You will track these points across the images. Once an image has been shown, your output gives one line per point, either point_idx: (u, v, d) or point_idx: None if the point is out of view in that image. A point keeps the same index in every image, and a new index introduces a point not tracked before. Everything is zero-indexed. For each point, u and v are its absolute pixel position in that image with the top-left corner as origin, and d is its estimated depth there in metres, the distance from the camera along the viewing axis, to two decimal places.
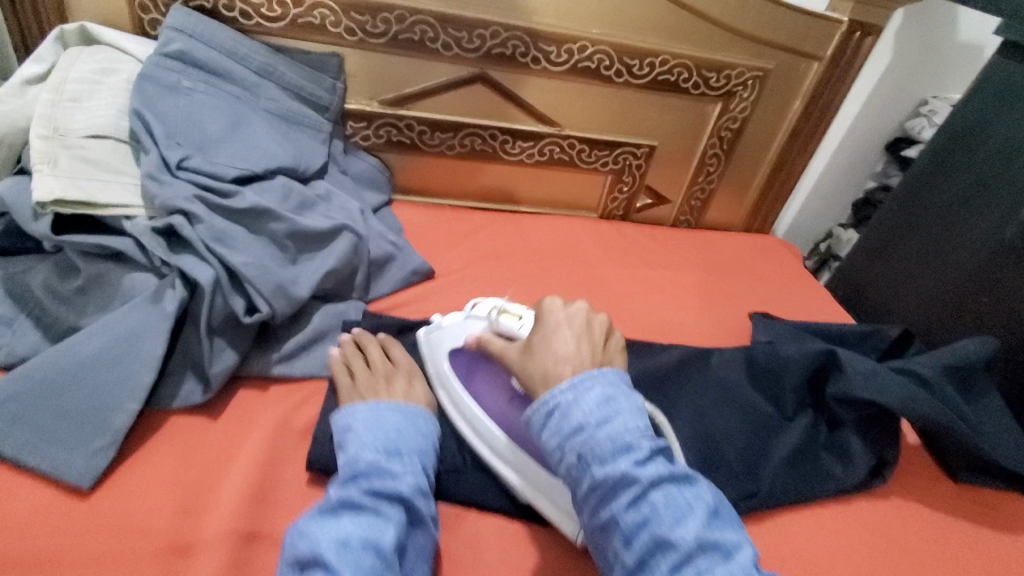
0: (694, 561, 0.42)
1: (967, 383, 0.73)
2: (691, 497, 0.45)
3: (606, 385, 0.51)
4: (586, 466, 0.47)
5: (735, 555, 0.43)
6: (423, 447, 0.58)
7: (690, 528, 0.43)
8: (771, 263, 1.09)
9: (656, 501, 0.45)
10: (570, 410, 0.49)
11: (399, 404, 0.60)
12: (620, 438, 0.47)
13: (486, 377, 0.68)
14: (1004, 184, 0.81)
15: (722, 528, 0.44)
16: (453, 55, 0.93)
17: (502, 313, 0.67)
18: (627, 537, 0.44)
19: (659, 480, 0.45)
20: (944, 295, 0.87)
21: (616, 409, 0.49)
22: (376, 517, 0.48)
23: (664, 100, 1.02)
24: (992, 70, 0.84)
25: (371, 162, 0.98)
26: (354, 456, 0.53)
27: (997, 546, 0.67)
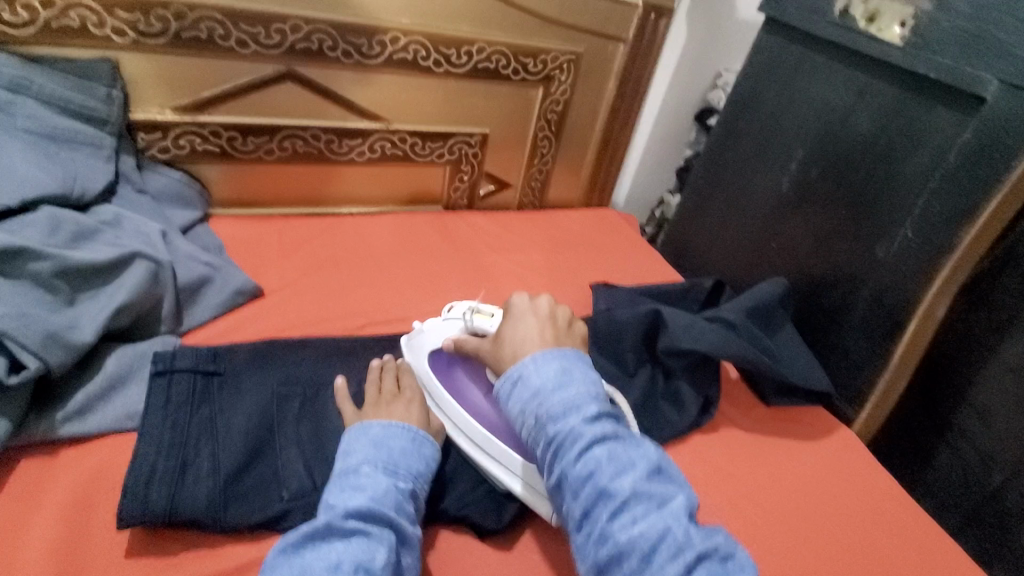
0: (630, 509, 0.47)
1: (768, 318, 0.83)
2: (632, 454, 0.50)
3: (566, 360, 0.56)
4: (542, 426, 0.52)
5: (667, 504, 0.48)
6: (423, 470, 0.57)
7: (629, 479, 0.48)
8: (610, 234, 1.17)
9: (599, 455, 0.49)
10: (530, 378, 0.55)
11: (411, 429, 0.60)
12: (571, 401, 0.53)
13: (465, 372, 0.69)
14: (776, 144, 0.94)
15: (658, 482, 0.49)
16: (252, 53, 0.85)
17: (475, 313, 0.70)
18: (575, 489, 0.49)
19: (605, 439, 0.50)
20: (746, 246, 0.99)
21: (572, 377, 0.55)
22: (365, 539, 0.47)
23: (488, 88, 1.03)
24: (761, 45, 0.96)
25: (176, 176, 0.88)
26: (355, 475, 0.53)
27: (803, 455, 0.77)
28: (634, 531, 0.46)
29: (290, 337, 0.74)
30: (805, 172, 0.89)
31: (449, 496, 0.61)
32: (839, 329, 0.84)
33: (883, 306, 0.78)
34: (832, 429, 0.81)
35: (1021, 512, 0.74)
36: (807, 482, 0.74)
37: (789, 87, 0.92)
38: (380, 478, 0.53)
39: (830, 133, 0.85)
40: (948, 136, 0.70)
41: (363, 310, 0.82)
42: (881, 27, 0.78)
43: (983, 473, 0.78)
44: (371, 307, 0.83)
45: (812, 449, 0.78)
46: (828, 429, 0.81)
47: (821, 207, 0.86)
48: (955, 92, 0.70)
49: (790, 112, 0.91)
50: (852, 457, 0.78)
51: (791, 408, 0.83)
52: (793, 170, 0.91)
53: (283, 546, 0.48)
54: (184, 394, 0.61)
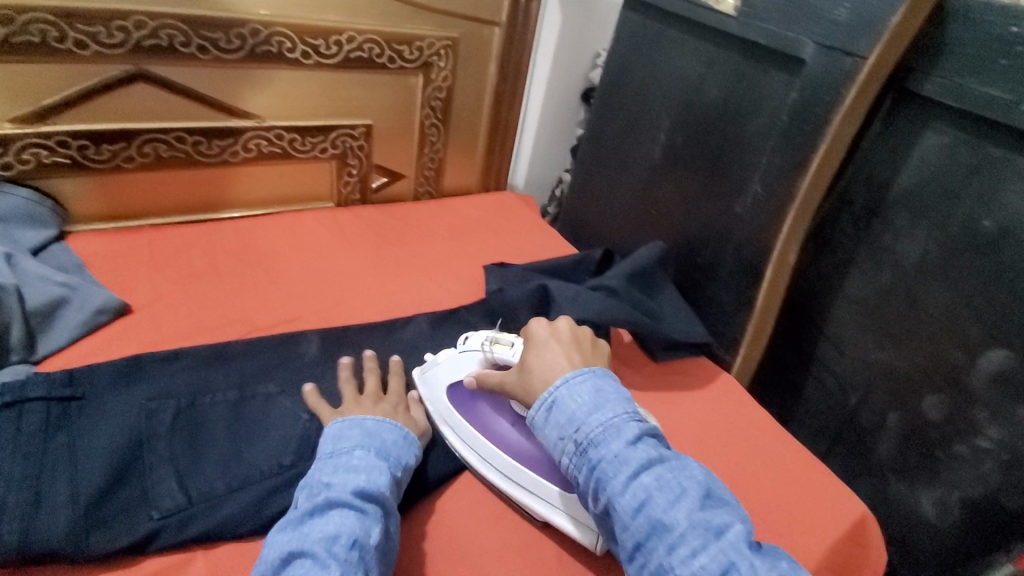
0: (688, 541, 0.48)
1: (648, 281, 0.88)
2: (681, 479, 0.51)
3: (594, 381, 0.58)
4: (583, 452, 0.54)
5: (724, 533, 0.48)
6: (409, 461, 0.59)
7: (683, 509, 0.49)
8: (508, 217, 1.19)
9: (648, 483, 0.51)
10: (565, 404, 0.57)
11: (401, 427, 0.62)
12: (611, 426, 0.54)
13: (488, 406, 0.69)
14: (647, 116, 0.99)
15: (713, 509, 0.50)
16: (94, 53, 0.79)
17: (494, 343, 0.68)
18: (626, 519, 0.50)
19: (652, 465, 0.52)
20: (631, 215, 1.04)
21: (606, 398, 0.57)
22: (362, 518, 0.50)
23: (365, 78, 1.01)
24: (624, 23, 1.01)
25: (22, 193, 0.81)
26: (351, 458, 0.55)
27: (689, 402, 0.83)
28: (695, 565, 0.47)
29: (165, 351, 0.70)
30: (673, 140, 0.94)
31: None
32: (712, 284, 0.91)
33: (745, 257, 0.85)
34: (715, 376, 0.87)
35: (874, 427, 0.84)
36: (690, 427, 0.79)
37: (651, 61, 0.97)
38: (372, 459, 0.55)
39: (688, 102, 0.91)
40: (781, 97, 0.78)
41: (246, 315, 0.79)
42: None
43: (843, 397, 0.87)
44: (256, 311, 0.80)
45: (696, 396, 0.84)
46: (710, 376, 0.87)
47: (688, 171, 0.92)
48: (779, 57, 0.77)
49: (655, 85, 0.97)
50: (732, 399, 0.84)
51: (678, 362, 0.89)
52: (662, 140, 0.96)
53: (285, 519, 0.50)
54: (36, 425, 0.57)
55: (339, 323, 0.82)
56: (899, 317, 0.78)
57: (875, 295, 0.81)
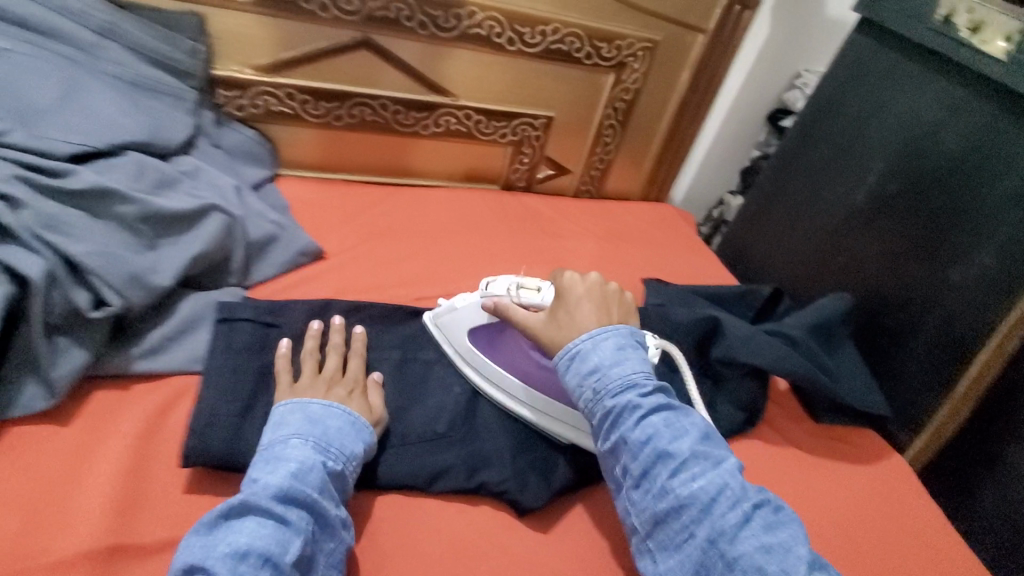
0: (689, 467, 0.50)
1: (829, 335, 0.80)
2: (686, 422, 0.53)
3: (620, 338, 0.58)
4: (600, 398, 0.54)
5: (722, 463, 0.50)
6: (359, 452, 0.55)
7: (687, 443, 0.51)
8: (666, 231, 1.14)
9: (657, 422, 0.52)
10: (587, 354, 0.56)
11: (352, 413, 0.57)
12: (629, 376, 0.54)
13: (508, 346, 0.69)
14: (856, 153, 0.89)
15: (715, 446, 0.52)
16: (333, 18, 0.86)
17: (520, 288, 0.69)
18: (634, 452, 0.51)
19: (661, 408, 0.53)
20: (812, 257, 0.95)
21: (626, 353, 0.56)
22: (281, 528, 0.46)
23: (558, 70, 1.01)
24: (850, 46, 0.91)
25: (250, 133, 0.91)
26: (282, 450, 0.51)
27: (852, 477, 0.74)
28: (694, 487, 0.48)
29: (348, 300, 0.75)
30: (883, 187, 0.84)
31: (489, 471, 0.61)
32: (899, 353, 0.81)
33: (952, 335, 0.74)
34: (881, 454, 0.78)
35: None
36: (852, 503, 0.71)
37: (876, 94, 0.87)
38: (306, 455, 0.51)
39: (913, 148, 0.81)
40: None
41: (416, 281, 0.83)
42: (985, 40, 0.72)
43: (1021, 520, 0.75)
44: (425, 279, 0.84)
45: (857, 471, 0.75)
46: (878, 452, 0.78)
47: (896, 225, 0.82)
48: None
49: (876, 121, 0.86)
50: (900, 486, 0.74)
51: (841, 428, 0.80)
52: (870, 183, 0.86)
53: (201, 522, 0.47)
54: (245, 342, 0.64)
55: None
56: None
57: None
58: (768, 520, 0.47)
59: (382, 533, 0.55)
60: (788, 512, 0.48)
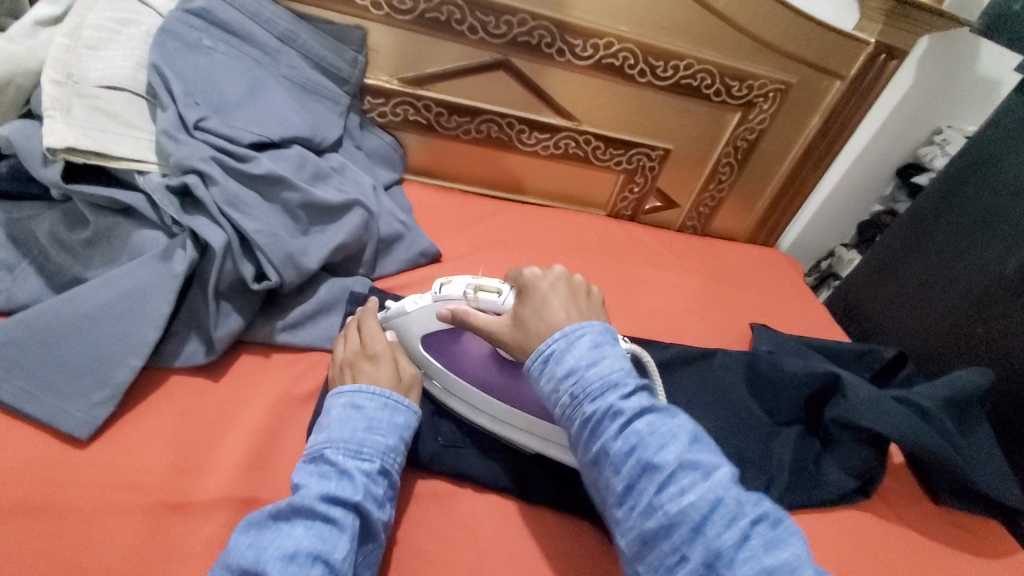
0: (677, 479, 0.44)
1: (963, 412, 0.73)
2: (673, 426, 0.46)
3: (596, 335, 0.52)
4: (578, 403, 0.48)
5: (713, 473, 0.43)
6: (398, 446, 0.54)
7: (673, 452, 0.45)
8: (774, 277, 1.09)
9: (640, 429, 0.46)
10: (563, 355, 0.51)
11: (385, 394, 0.56)
12: (608, 376, 0.49)
13: (465, 350, 0.65)
14: (1009, 220, 0.82)
15: (702, 450, 0.45)
16: (479, 39, 0.92)
17: (478, 289, 0.61)
18: (616, 464, 0.46)
19: (645, 411, 0.47)
20: (945, 324, 0.88)
21: (603, 353, 0.50)
22: (328, 527, 0.45)
23: (685, 105, 1.02)
24: (1012, 105, 0.85)
25: (386, 139, 0.98)
26: (322, 456, 0.50)
27: (976, 572, 0.67)
28: (683, 502, 0.42)
29: None
30: None
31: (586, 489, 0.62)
32: None
33: None
34: (1011, 551, 0.70)
35: None
36: None
37: None
38: (342, 458, 0.50)
39: None
40: None
41: None
42: None
43: None
44: None
45: (983, 567, 0.68)
46: (1008, 550, 0.71)
47: None
48: None
49: None
50: None
51: (965, 515, 0.73)
52: None
53: (246, 527, 0.46)
54: None
55: None
56: None
57: None
58: (765, 537, 0.40)
59: (479, 534, 0.57)
60: (789, 525, 0.42)
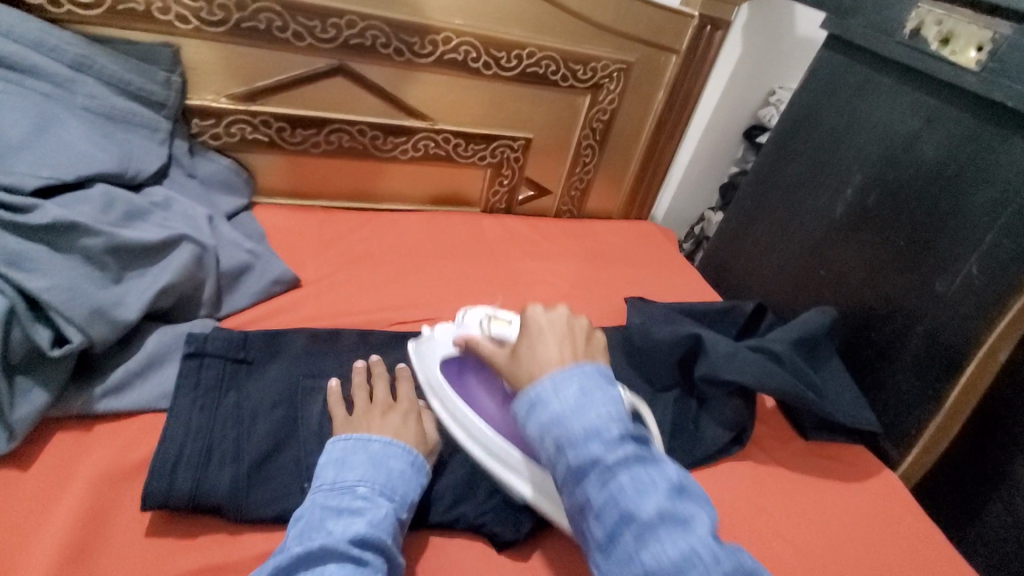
0: (658, 537, 0.42)
1: (813, 350, 0.79)
2: (656, 476, 0.45)
3: (586, 378, 0.50)
4: (561, 450, 0.47)
5: (696, 532, 0.42)
6: (418, 494, 0.54)
7: (653, 504, 0.43)
8: (648, 249, 1.14)
9: (622, 483, 0.44)
10: (549, 400, 0.49)
11: (412, 451, 0.56)
12: (591, 421, 0.47)
13: (480, 385, 0.67)
14: (832, 166, 0.90)
15: (687, 504, 0.44)
16: (307, 46, 0.86)
17: (493, 321, 0.69)
18: (597, 519, 0.44)
19: (628, 461, 0.45)
20: (794, 269, 0.95)
21: (590, 398, 0.48)
22: (359, 569, 0.45)
23: (536, 92, 1.02)
24: (821, 62, 0.92)
25: (224, 162, 0.90)
26: (352, 500, 0.50)
27: (844, 498, 0.72)
28: (661, 563, 0.41)
29: (324, 329, 0.74)
30: (862, 199, 0.85)
31: (468, 501, 0.60)
32: (888, 364, 0.80)
33: (939, 347, 0.73)
34: (874, 470, 0.77)
35: None
36: (845, 523, 0.69)
37: (848, 109, 0.88)
38: (374, 499, 0.50)
39: (892, 157, 0.81)
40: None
41: (394, 306, 0.82)
42: (955, 51, 0.72)
43: None
44: (404, 304, 0.83)
45: (849, 490, 0.73)
46: (872, 469, 0.77)
47: (878, 235, 0.82)
48: None
49: (850, 136, 0.87)
50: (895, 502, 0.73)
51: (831, 445, 0.79)
52: (848, 196, 0.87)
53: (272, 565, 0.45)
54: (213, 379, 0.62)
55: None
56: None
57: None
58: None
59: None
60: None
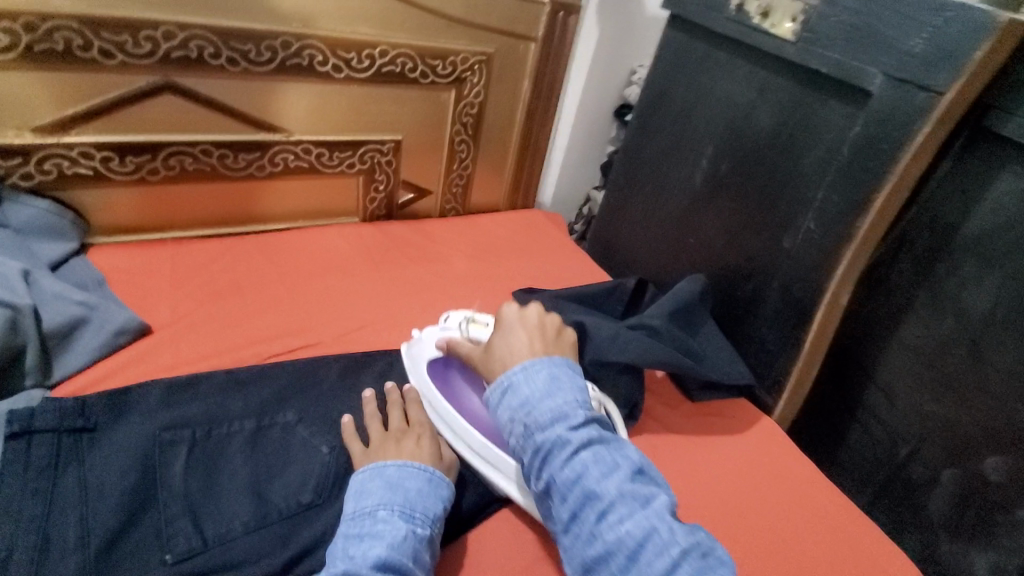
0: (617, 509, 0.49)
1: (687, 318, 0.84)
2: (616, 457, 0.52)
3: (551, 368, 0.58)
4: (530, 434, 0.54)
5: (651, 503, 0.50)
6: (441, 512, 0.55)
7: (614, 482, 0.51)
8: (536, 237, 1.14)
9: (585, 460, 0.52)
10: (519, 387, 0.57)
11: (427, 469, 0.58)
12: (558, 410, 0.54)
13: (463, 383, 0.70)
14: (687, 139, 0.95)
15: (644, 483, 0.51)
16: (121, 64, 0.77)
17: (471, 323, 0.73)
18: (563, 492, 0.51)
19: (590, 444, 0.53)
20: (668, 240, 1.00)
21: (559, 387, 0.56)
22: None
23: (397, 92, 0.98)
24: (667, 41, 0.96)
25: (43, 205, 0.79)
26: (372, 525, 0.51)
27: (731, 452, 0.77)
28: (621, 530, 0.48)
29: (183, 377, 0.67)
30: (715, 168, 0.90)
31: None
32: (754, 319, 0.86)
33: (792, 297, 0.80)
34: (754, 420, 0.82)
35: (926, 483, 0.77)
36: (731, 475, 0.74)
37: (694, 84, 0.92)
38: (395, 520, 0.52)
39: (735, 126, 0.86)
40: (841, 130, 0.72)
41: (266, 338, 0.76)
42: (774, 23, 0.78)
43: (892, 449, 0.79)
44: (277, 334, 0.77)
45: (733, 443, 0.78)
46: (752, 419, 0.82)
47: (733, 200, 0.87)
48: (843, 85, 0.72)
49: (698, 109, 0.92)
50: (773, 446, 0.79)
51: (717, 402, 0.84)
52: (704, 166, 0.92)
53: None
54: (46, 457, 0.55)
55: (363, 348, 0.79)
56: (959, 368, 0.71)
57: (935, 343, 0.73)
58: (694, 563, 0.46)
59: None
60: (719, 555, 0.48)
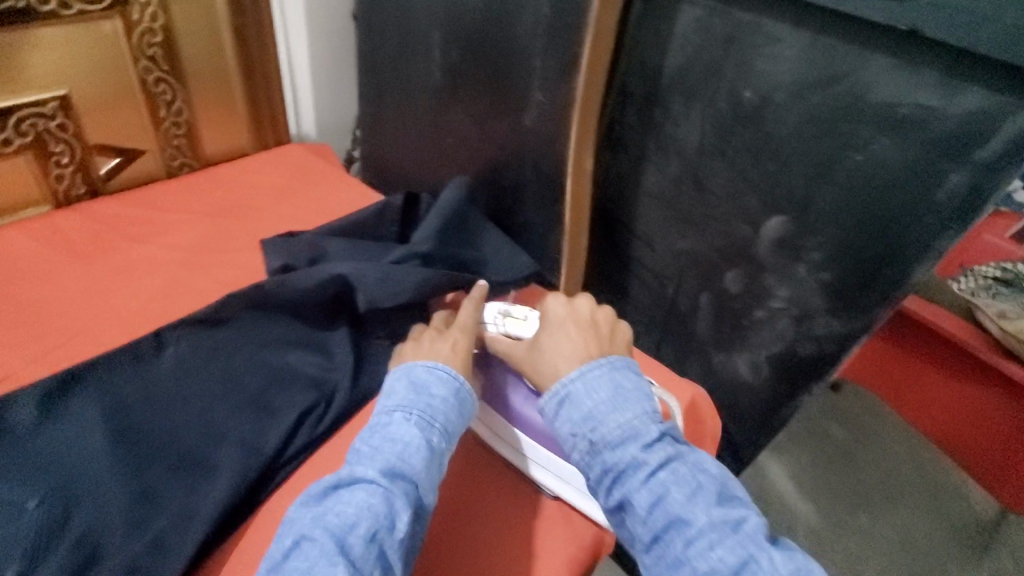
0: (706, 535, 0.44)
1: (460, 229, 0.81)
2: (698, 474, 0.47)
3: (611, 375, 0.53)
4: (598, 452, 0.49)
5: (743, 526, 0.44)
6: (459, 429, 0.55)
7: (699, 505, 0.45)
8: (294, 173, 1.00)
9: (664, 480, 0.46)
10: (581, 400, 0.52)
11: (456, 379, 0.56)
12: (628, 426, 0.49)
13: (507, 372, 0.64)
14: (415, 31, 0.86)
15: (730, 504, 0.46)
16: None
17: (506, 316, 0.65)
18: (643, 516, 0.46)
19: (667, 462, 0.47)
20: (432, 145, 0.93)
21: (625, 398, 0.51)
22: (390, 496, 0.47)
23: (31, 33, 0.75)
24: None
25: None
26: (389, 425, 0.52)
27: None
28: (712, 558, 0.43)
29: None
30: (447, 55, 0.83)
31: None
32: (522, 206, 0.86)
33: (543, 173, 0.79)
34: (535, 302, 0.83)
35: (691, 309, 0.84)
36: None
37: None
38: (415, 427, 0.52)
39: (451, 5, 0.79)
40: None
41: None
42: None
43: (661, 290, 0.86)
44: None
45: None
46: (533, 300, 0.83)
47: (471, 88, 0.83)
48: None
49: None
50: None
51: None
52: (438, 56, 0.84)
53: (312, 494, 0.48)
54: None
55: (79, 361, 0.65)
56: (694, 203, 0.75)
57: (669, 185, 0.77)
58: None
59: None
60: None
